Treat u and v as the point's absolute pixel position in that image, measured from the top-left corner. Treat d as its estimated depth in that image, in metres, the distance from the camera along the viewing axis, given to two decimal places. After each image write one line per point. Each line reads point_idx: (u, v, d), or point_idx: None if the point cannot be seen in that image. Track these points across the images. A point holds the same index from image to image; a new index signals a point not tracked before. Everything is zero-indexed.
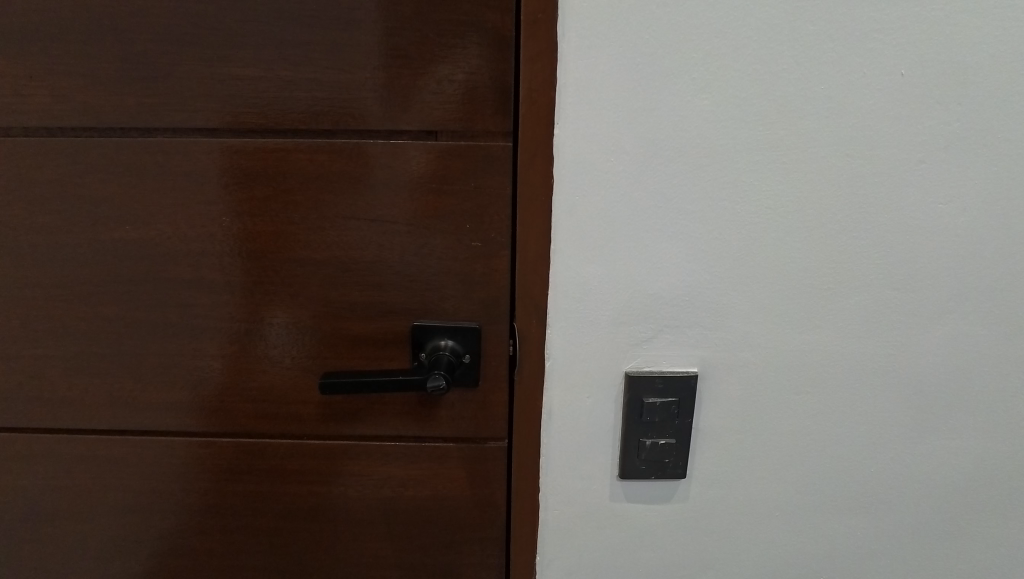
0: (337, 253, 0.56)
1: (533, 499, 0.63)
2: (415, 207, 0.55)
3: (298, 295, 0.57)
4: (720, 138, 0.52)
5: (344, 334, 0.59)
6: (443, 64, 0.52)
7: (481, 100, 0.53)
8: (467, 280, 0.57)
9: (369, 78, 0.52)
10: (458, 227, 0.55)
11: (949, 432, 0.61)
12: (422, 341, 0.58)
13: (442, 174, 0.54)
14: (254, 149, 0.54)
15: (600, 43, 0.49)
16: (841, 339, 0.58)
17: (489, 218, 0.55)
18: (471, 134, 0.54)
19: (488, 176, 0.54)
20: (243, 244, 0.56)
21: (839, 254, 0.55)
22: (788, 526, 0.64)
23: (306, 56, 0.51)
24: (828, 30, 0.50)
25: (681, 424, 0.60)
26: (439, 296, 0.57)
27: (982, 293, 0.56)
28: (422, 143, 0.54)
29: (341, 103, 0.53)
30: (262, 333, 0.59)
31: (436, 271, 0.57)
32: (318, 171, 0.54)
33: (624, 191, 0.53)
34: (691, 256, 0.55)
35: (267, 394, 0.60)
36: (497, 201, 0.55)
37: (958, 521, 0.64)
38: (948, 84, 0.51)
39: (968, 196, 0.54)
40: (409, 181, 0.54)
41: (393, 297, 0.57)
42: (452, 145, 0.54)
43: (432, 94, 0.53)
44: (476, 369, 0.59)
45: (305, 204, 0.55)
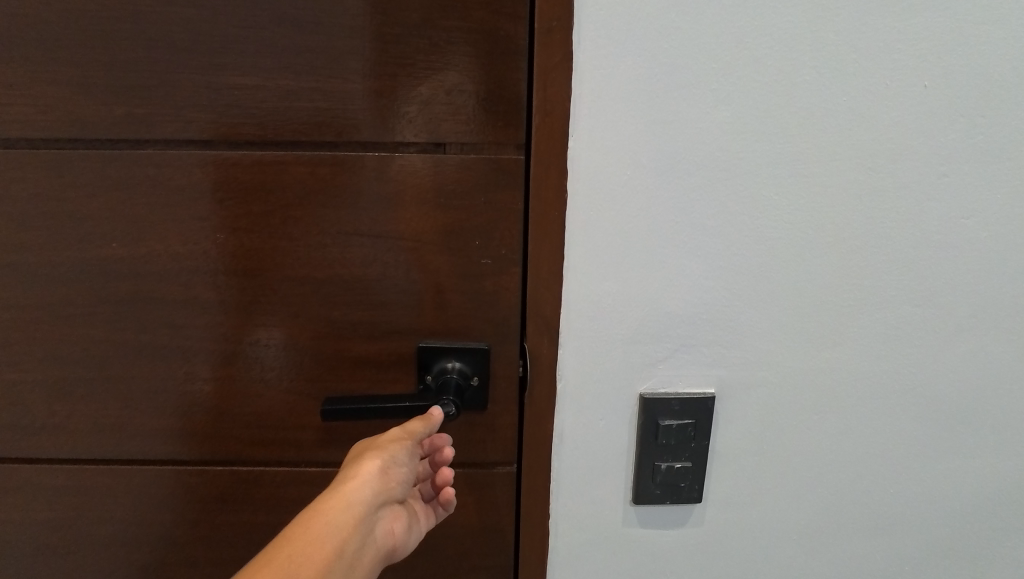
0: (339, 271, 0.53)
1: (542, 526, 0.60)
2: (421, 223, 0.52)
3: (299, 316, 0.54)
4: (740, 151, 0.50)
5: (346, 356, 0.56)
6: (451, 73, 0.49)
7: (492, 111, 0.50)
8: (477, 298, 0.54)
9: (373, 87, 0.50)
10: (466, 243, 0.53)
11: (969, 451, 0.59)
12: (427, 363, 0.56)
13: (451, 188, 0.52)
14: (251, 162, 0.51)
15: (618, 52, 0.47)
16: (862, 357, 0.56)
17: (499, 234, 0.53)
18: (481, 146, 0.51)
19: (499, 190, 0.52)
20: (238, 262, 0.53)
21: (860, 270, 0.54)
22: (806, 550, 0.62)
23: (307, 63, 0.49)
24: (851, 40, 0.48)
25: (697, 447, 0.58)
26: (447, 316, 0.55)
27: (1004, 308, 0.55)
28: (430, 156, 0.51)
29: (344, 114, 0.50)
30: (259, 356, 0.56)
31: (443, 289, 0.54)
32: (318, 185, 0.51)
33: (640, 205, 0.51)
34: (709, 272, 0.53)
35: (263, 419, 0.57)
36: (508, 216, 0.52)
37: (978, 543, 0.62)
38: (974, 96, 0.50)
39: (993, 210, 0.52)
40: (415, 195, 0.52)
41: (397, 317, 0.55)
42: (461, 157, 0.51)
43: (440, 104, 0.50)
44: (485, 392, 0.57)
45: (305, 219, 0.52)
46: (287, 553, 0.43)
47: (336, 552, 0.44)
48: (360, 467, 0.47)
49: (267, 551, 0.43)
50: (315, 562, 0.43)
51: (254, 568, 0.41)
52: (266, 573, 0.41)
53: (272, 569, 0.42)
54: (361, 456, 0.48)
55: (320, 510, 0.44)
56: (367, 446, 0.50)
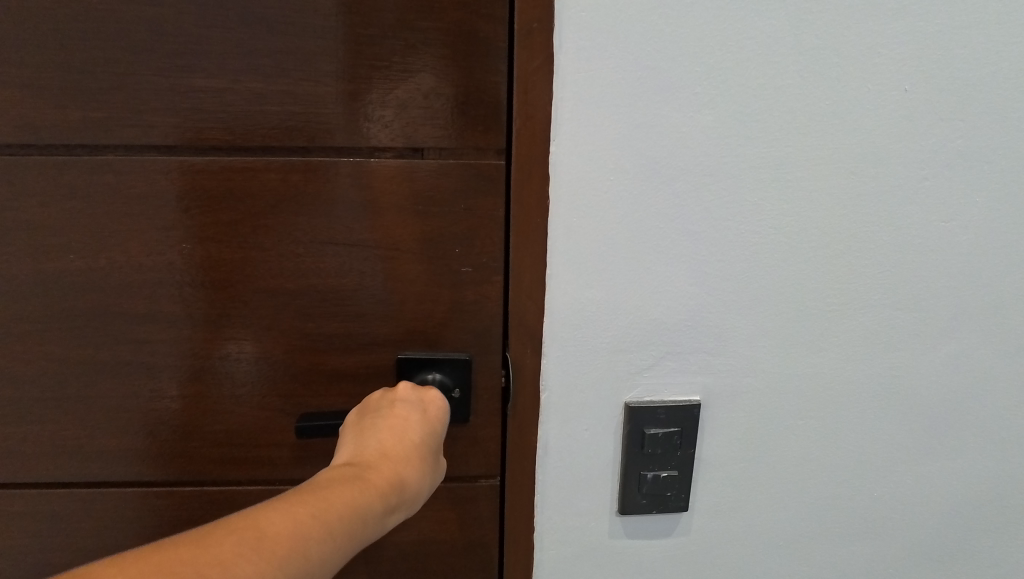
0: (314, 281, 0.51)
1: (526, 539, 0.59)
2: (399, 231, 0.51)
3: (272, 328, 0.52)
4: (724, 155, 0.49)
5: (322, 369, 0.54)
6: (428, 76, 0.48)
7: (471, 115, 0.49)
8: (457, 308, 0.53)
9: (346, 90, 0.48)
10: (445, 251, 0.51)
11: (951, 453, 0.59)
12: (407, 375, 0.54)
13: (429, 194, 0.50)
14: (219, 168, 0.49)
15: (599, 55, 0.46)
16: (845, 361, 0.56)
17: (480, 241, 0.51)
18: (461, 151, 0.50)
19: (479, 197, 0.50)
20: (206, 273, 0.51)
21: (844, 274, 0.53)
22: (792, 556, 0.61)
23: (277, 66, 0.47)
24: (833, 44, 0.48)
25: (683, 455, 0.57)
26: (427, 326, 0.53)
27: (983, 310, 0.55)
28: (407, 162, 0.49)
29: (317, 118, 0.48)
30: (229, 371, 0.53)
31: (423, 299, 0.52)
32: (290, 191, 0.49)
33: (624, 210, 0.50)
34: (694, 278, 0.52)
35: (235, 437, 0.55)
36: (489, 223, 0.51)
37: (960, 543, 0.62)
38: (954, 100, 0.50)
39: (972, 213, 0.53)
40: (392, 202, 0.50)
41: (375, 329, 0.53)
42: (440, 163, 0.50)
43: (417, 108, 0.48)
44: (466, 405, 0.55)
45: (277, 228, 0.50)
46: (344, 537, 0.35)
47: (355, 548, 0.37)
48: (410, 480, 0.42)
49: (330, 517, 0.35)
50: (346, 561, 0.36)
51: (314, 539, 0.33)
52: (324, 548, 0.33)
53: (330, 547, 0.34)
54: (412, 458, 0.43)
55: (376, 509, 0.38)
56: (412, 448, 0.44)
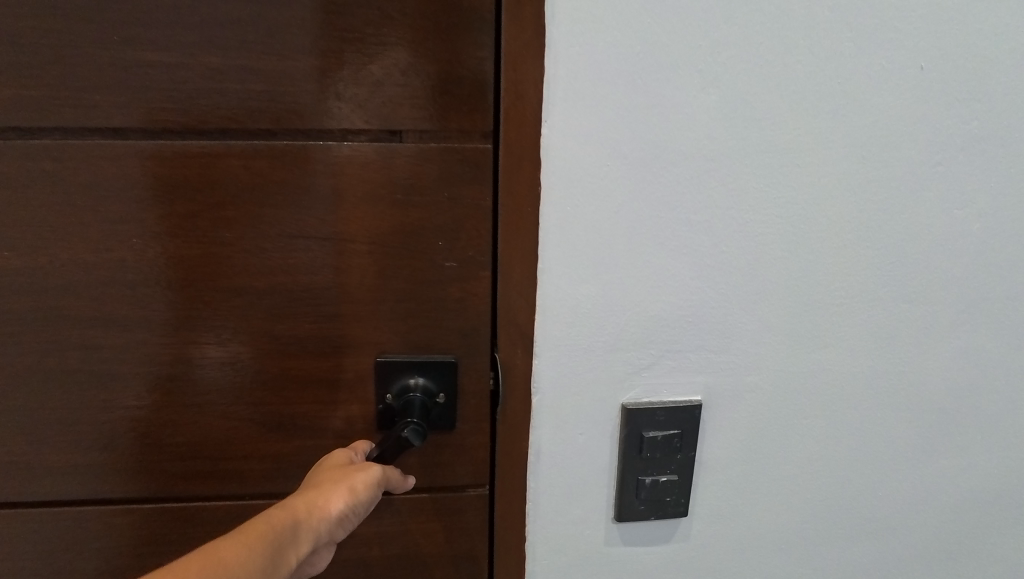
0: (283, 279, 0.47)
1: (518, 548, 0.56)
2: (377, 222, 0.46)
3: (238, 330, 0.48)
4: (729, 139, 0.46)
5: (295, 374, 0.49)
6: (406, 50, 0.43)
7: (455, 94, 0.44)
8: (442, 306, 0.48)
9: (315, 65, 0.43)
10: (428, 245, 0.47)
11: (958, 450, 0.57)
12: (388, 380, 0.50)
13: (410, 182, 0.46)
14: (173, 154, 0.44)
15: (596, 28, 0.42)
16: (853, 357, 0.53)
17: (467, 233, 0.47)
18: (444, 134, 0.45)
19: (464, 185, 0.46)
20: (161, 271, 0.46)
21: (853, 266, 0.50)
22: (794, 560, 0.59)
23: (236, 37, 0.42)
24: (847, 18, 0.44)
25: (683, 459, 0.54)
26: (409, 326, 0.49)
27: (995, 303, 0.53)
28: (385, 146, 0.45)
29: (284, 98, 0.43)
30: (191, 378, 0.48)
31: (403, 295, 0.48)
32: (254, 180, 0.44)
33: (622, 199, 0.46)
34: (696, 272, 0.49)
35: (199, 449, 0.50)
36: (476, 214, 0.47)
37: (965, 543, 0.60)
38: (971, 80, 0.47)
39: (986, 200, 0.50)
40: (369, 191, 0.45)
41: (352, 330, 0.49)
42: (421, 147, 0.45)
43: (395, 85, 0.44)
44: (453, 411, 0.51)
45: (241, 220, 0.45)
46: (256, 542, 0.38)
47: (291, 563, 0.39)
48: (326, 484, 0.43)
49: (239, 533, 0.38)
50: (285, 563, 0.39)
51: (232, 549, 0.37)
52: (235, 554, 0.37)
53: (243, 552, 0.37)
54: (339, 476, 0.43)
55: (288, 519, 0.40)
56: (335, 469, 0.45)
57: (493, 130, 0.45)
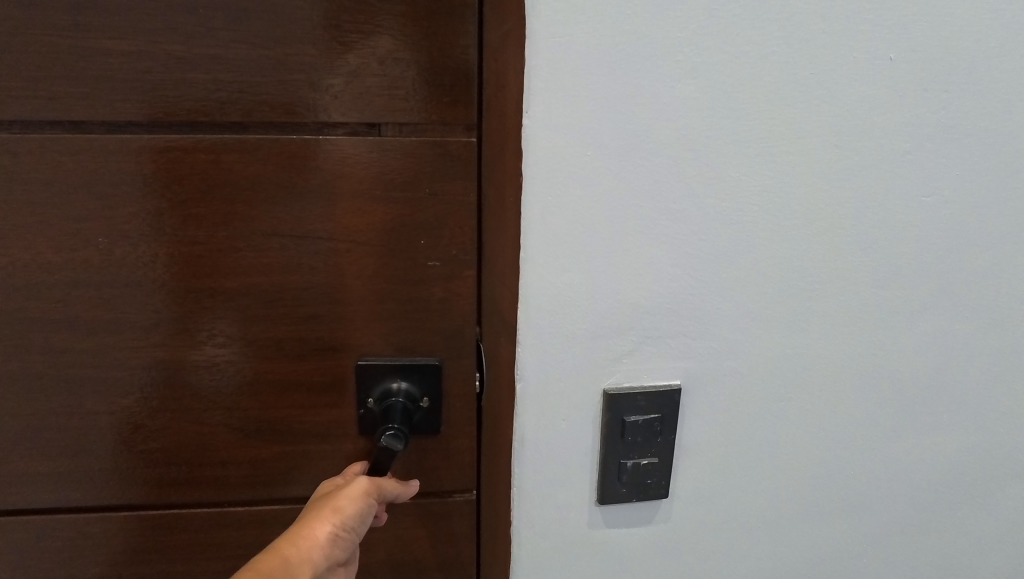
0: (259, 277, 0.45)
1: (503, 532, 0.57)
2: (355, 221, 0.45)
3: (216, 331, 0.46)
4: (706, 128, 0.46)
5: (276, 373, 0.48)
6: (386, 39, 0.42)
7: (434, 84, 0.43)
8: (425, 303, 0.48)
9: (288, 54, 0.41)
10: (409, 241, 0.46)
11: (929, 430, 0.58)
12: (370, 383, 0.49)
13: (392, 177, 0.45)
14: (139, 149, 0.42)
15: (576, 18, 0.42)
16: (827, 341, 0.54)
17: (451, 229, 0.47)
18: (424, 128, 0.44)
19: (446, 180, 0.45)
20: (129, 271, 0.44)
21: (826, 251, 0.51)
22: (772, 540, 0.60)
23: (205, 25, 0.40)
24: (820, 9, 0.45)
25: (664, 442, 0.55)
26: (392, 324, 0.48)
27: (963, 287, 0.54)
28: (363, 139, 0.44)
29: (255, 88, 0.42)
30: (164, 380, 0.47)
31: (385, 291, 0.47)
32: (225, 176, 0.43)
33: (602, 190, 0.46)
34: (675, 260, 0.49)
35: (175, 453, 0.49)
36: (458, 210, 0.46)
37: (934, 518, 0.62)
38: (938, 69, 0.48)
39: (953, 186, 0.51)
40: (346, 188, 0.44)
41: (332, 328, 0.48)
42: (401, 141, 0.44)
43: (372, 76, 0.43)
44: (436, 411, 0.52)
45: (214, 217, 0.44)
46: None
47: None
48: (310, 513, 0.43)
49: None
50: None
51: None
52: None
53: None
54: (321, 503, 0.44)
55: (276, 562, 0.40)
56: (317, 497, 0.45)
57: (477, 122, 0.45)
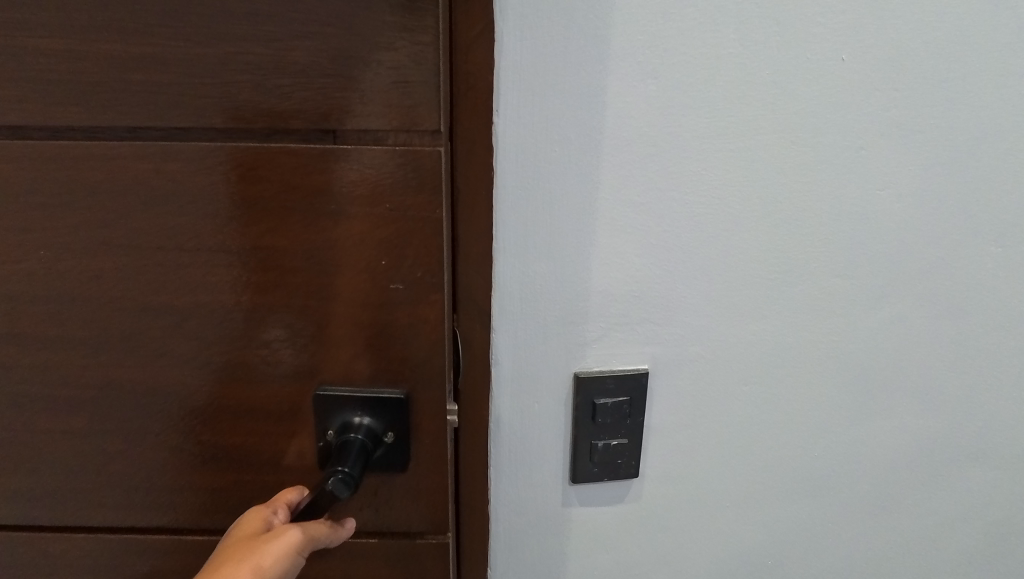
0: (234, 284, 0.49)
1: (481, 512, 0.59)
2: (305, 236, 0.47)
3: (200, 324, 0.50)
4: (666, 125, 0.49)
5: (252, 364, 0.51)
6: (328, 40, 0.43)
7: (393, 87, 0.44)
8: (391, 307, 0.49)
9: (241, 54, 0.43)
10: (372, 249, 0.48)
11: (887, 413, 0.62)
12: (332, 415, 0.52)
13: (351, 187, 0.46)
14: (131, 158, 0.46)
15: (541, 23, 0.45)
16: (787, 328, 0.57)
17: (413, 244, 0.48)
18: (385, 135, 0.46)
19: (405, 194, 0.47)
20: (125, 267, 0.48)
21: (787, 243, 0.55)
22: (741, 519, 0.64)
23: (171, 31, 0.43)
24: (775, 13, 0.48)
25: (633, 424, 0.58)
26: (355, 326, 0.50)
27: (917, 277, 0.57)
28: (324, 149, 0.46)
29: (227, 92, 0.44)
30: (156, 366, 0.51)
31: (350, 294, 0.49)
32: (203, 194, 0.46)
33: (569, 183, 0.49)
34: (641, 250, 0.53)
35: (170, 433, 0.53)
36: (418, 220, 0.47)
37: (895, 498, 0.65)
38: (890, 69, 0.51)
39: (905, 181, 0.54)
40: (311, 207, 0.47)
41: (302, 327, 0.50)
42: (361, 149, 0.46)
43: (330, 81, 0.44)
44: (398, 442, 0.54)
45: (192, 218, 0.47)
46: None
47: None
48: (233, 560, 0.43)
49: None
50: None
51: None
52: None
53: None
54: (247, 549, 0.44)
55: None
56: (242, 542, 0.45)
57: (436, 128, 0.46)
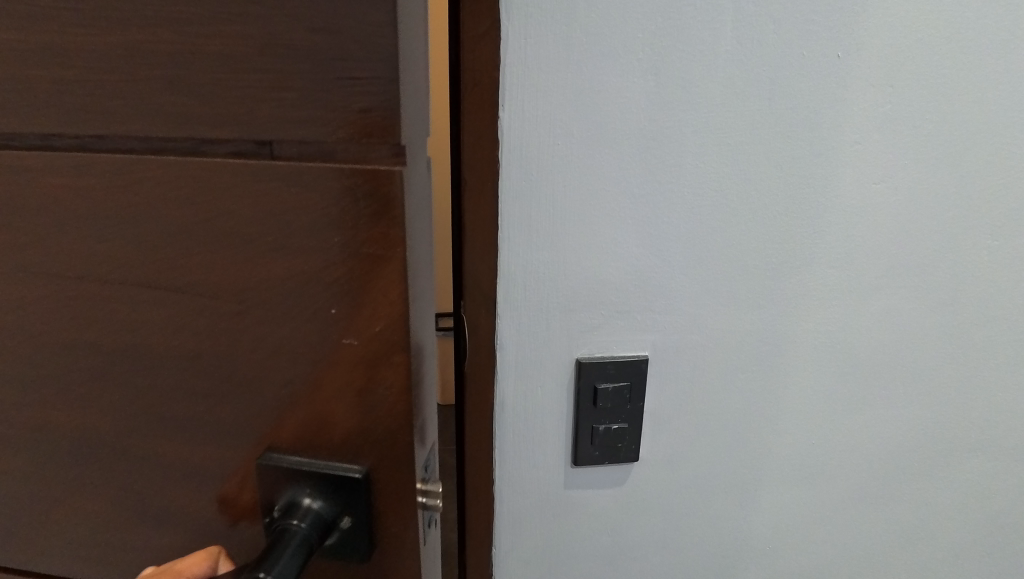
0: (166, 320, 0.41)
1: (486, 491, 0.62)
2: (236, 278, 0.39)
3: (133, 363, 0.43)
4: (664, 120, 0.51)
5: (193, 421, 0.44)
6: (257, 26, 0.34)
7: (337, 82, 0.35)
8: (344, 359, 0.40)
9: (152, 42, 0.35)
10: (317, 290, 0.38)
11: (884, 404, 0.63)
12: (280, 483, 0.44)
13: (288, 218, 0.37)
14: (47, 167, 0.39)
15: (544, 22, 0.47)
16: (784, 318, 0.59)
17: (366, 286, 0.38)
18: (331, 149, 0.36)
19: (352, 225, 0.37)
20: (51, 293, 0.42)
21: (783, 235, 0.56)
22: (739, 505, 0.66)
23: (76, 15, 0.35)
24: (770, 12, 0.50)
25: (633, 408, 0.60)
26: (300, 386, 0.41)
27: (913, 269, 0.59)
28: (257, 165, 0.37)
29: (144, 92, 0.36)
30: (94, 403, 0.45)
31: (296, 342, 0.40)
32: (123, 211, 0.39)
33: (571, 175, 0.52)
34: (640, 240, 0.55)
35: (113, 475, 0.48)
36: (371, 258, 0.38)
37: (892, 488, 0.67)
38: (884, 65, 0.52)
39: (900, 174, 0.56)
40: (246, 232, 0.38)
41: (243, 376, 0.42)
42: (301, 167, 0.36)
43: (258, 76, 0.35)
44: (354, 521, 0.45)
45: (115, 250, 0.40)
46: None
47: None
48: None
49: None
50: None
51: None
52: None
53: None
54: None
55: None
56: None
57: (395, 149, 0.36)
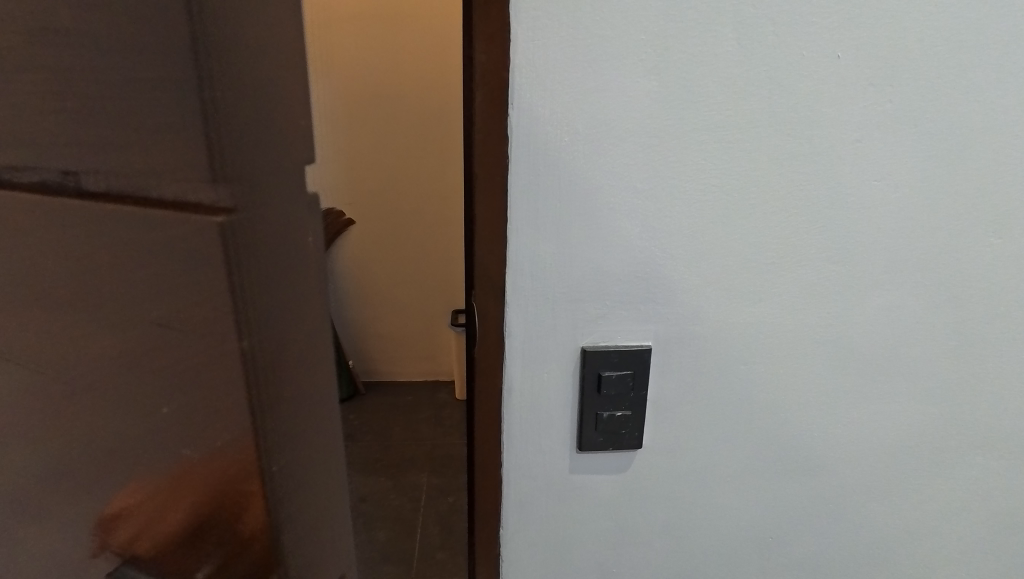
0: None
1: (494, 472, 0.65)
2: (53, 349, 0.29)
3: None
4: (667, 118, 0.54)
5: (39, 518, 0.35)
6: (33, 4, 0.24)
7: (133, 75, 0.23)
8: (189, 461, 0.30)
9: None
10: (148, 374, 0.28)
11: (885, 398, 0.65)
12: None
13: (96, 281, 0.27)
14: None
15: (551, 25, 0.50)
16: (785, 311, 0.61)
17: (204, 376, 0.27)
18: (138, 176, 0.24)
19: (179, 290, 0.26)
20: None
21: (784, 230, 0.58)
22: (740, 493, 0.68)
23: None
24: (770, 14, 0.52)
25: (636, 396, 0.62)
26: (150, 492, 0.32)
27: (914, 265, 0.60)
28: (51, 200, 0.26)
29: None
30: None
31: (133, 433, 0.30)
32: None
33: (576, 170, 0.54)
34: (643, 233, 0.57)
35: None
36: (206, 338, 0.27)
37: (892, 481, 0.69)
38: (883, 66, 0.54)
39: (900, 172, 0.57)
40: (53, 292, 0.28)
41: (75, 467, 0.32)
42: (100, 204, 0.25)
43: (37, 74, 0.24)
44: None
45: None
46: None
47: None
48: None
49: None
50: None
51: None
52: None
53: None
54: None
55: None
56: None
57: (213, 175, 0.24)
